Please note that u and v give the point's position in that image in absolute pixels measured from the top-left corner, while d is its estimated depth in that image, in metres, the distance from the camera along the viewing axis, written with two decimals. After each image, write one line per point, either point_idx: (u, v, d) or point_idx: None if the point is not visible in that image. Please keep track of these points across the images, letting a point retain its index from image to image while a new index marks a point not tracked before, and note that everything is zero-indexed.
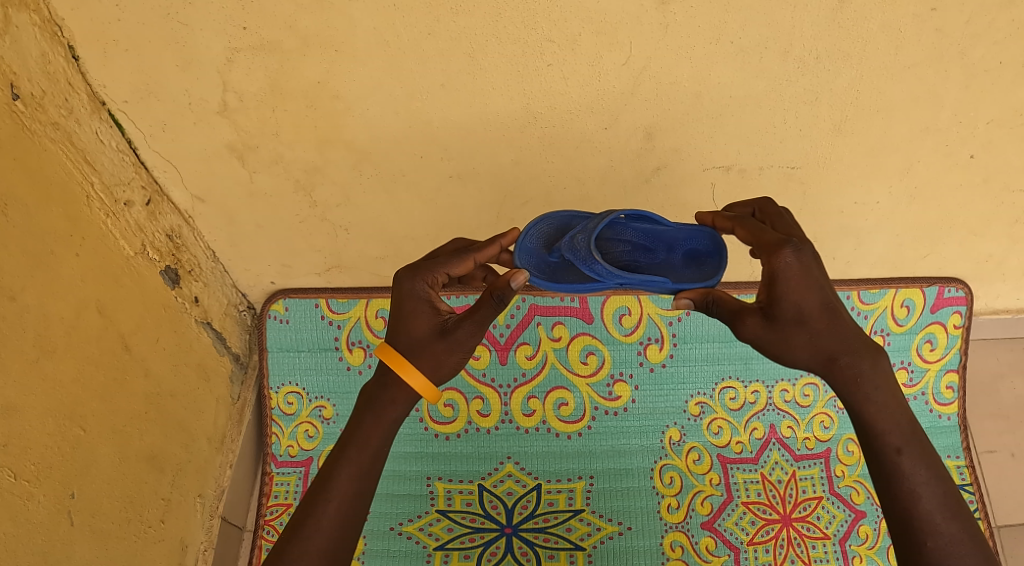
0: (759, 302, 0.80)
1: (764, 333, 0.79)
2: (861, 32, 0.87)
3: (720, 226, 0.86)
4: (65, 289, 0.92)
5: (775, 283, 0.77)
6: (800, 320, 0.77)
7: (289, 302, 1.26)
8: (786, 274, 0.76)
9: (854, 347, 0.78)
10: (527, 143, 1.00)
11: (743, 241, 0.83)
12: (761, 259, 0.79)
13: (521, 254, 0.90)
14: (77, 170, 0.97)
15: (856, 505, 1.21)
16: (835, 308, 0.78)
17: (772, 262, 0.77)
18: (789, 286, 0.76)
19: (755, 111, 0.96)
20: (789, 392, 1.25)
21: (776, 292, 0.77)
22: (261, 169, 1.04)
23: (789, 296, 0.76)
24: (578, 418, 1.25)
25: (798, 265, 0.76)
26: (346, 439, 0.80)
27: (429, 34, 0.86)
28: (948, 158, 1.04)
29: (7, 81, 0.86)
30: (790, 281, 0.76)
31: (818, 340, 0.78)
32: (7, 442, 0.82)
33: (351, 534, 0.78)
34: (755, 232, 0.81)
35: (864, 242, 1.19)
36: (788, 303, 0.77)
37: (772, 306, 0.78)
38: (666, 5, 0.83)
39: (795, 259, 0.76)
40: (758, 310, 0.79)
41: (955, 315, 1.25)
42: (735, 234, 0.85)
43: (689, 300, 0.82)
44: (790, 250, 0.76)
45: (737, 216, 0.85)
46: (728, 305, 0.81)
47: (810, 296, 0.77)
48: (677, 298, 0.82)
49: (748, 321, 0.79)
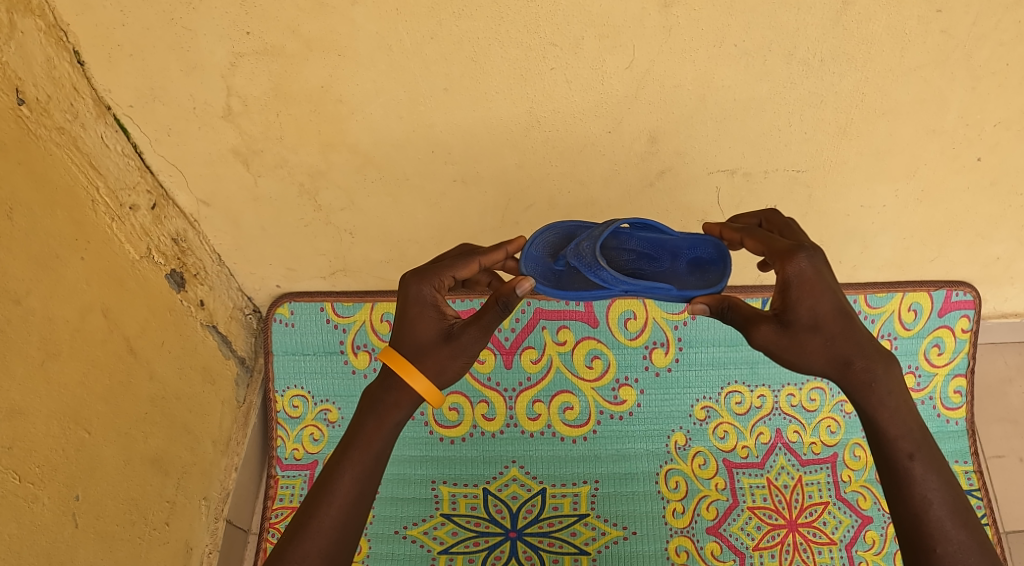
0: (773, 310, 0.79)
1: (778, 340, 0.78)
2: (866, 35, 0.86)
3: (729, 237, 0.87)
4: (70, 293, 0.93)
5: (788, 289, 0.77)
6: (814, 326, 0.77)
7: (294, 305, 1.26)
8: (799, 280, 0.76)
9: (868, 351, 0.77)
10: (531, 147, 1.00)
11: (753, 250, 0.84)
12: (773, 267, 0.79)
13: (527, 261, 0.90)
14: (83, 174, 0.97)
15: (863, 510, 1.20)
16: (848, 314, 0.78)
17: (785, 268, 0.77)
18: (801, 292, 0.76)
19: (759, 115, 0.95)
20: (795, 396, 1.24)
21: (790, 298, 0.77)
22: (265, 173, 1.04)
23: (803, 302, 0.77)
24: (583, 422, 1.25)
25: (812, 270, 0.76)
26: (346, 441, 0.80)
27: (431, 38, 0.86)
28: (955, 160, 1.03)
29: (14, 86, 0.87)
30: (804, 286, 0.76)
31: (834, 344, 0.77)
32: (11, 444, 0.83)
33: (351, 536, 0.78)
34: (765, 239, 0.82)
35: (870, 245, 1.18)
36: (803, 308, 0.77)
37: (787, 312, 0.78)
38: (668, 8, 0.83)
39: (809, 265, 0.77)
40: (773, 318, 0.79)
41: (964, 319, 1.24)
42: (744, 246, 0.86)
43: (704, 304, 0.81)
44: (803, 256, 0.77)
45: (745, 227, 0.86)
46: (743, 312, 0.80)
47: (824, 301, 0.77)
48: (693, 304, 0.80)
49: (762, 328, 0.78)
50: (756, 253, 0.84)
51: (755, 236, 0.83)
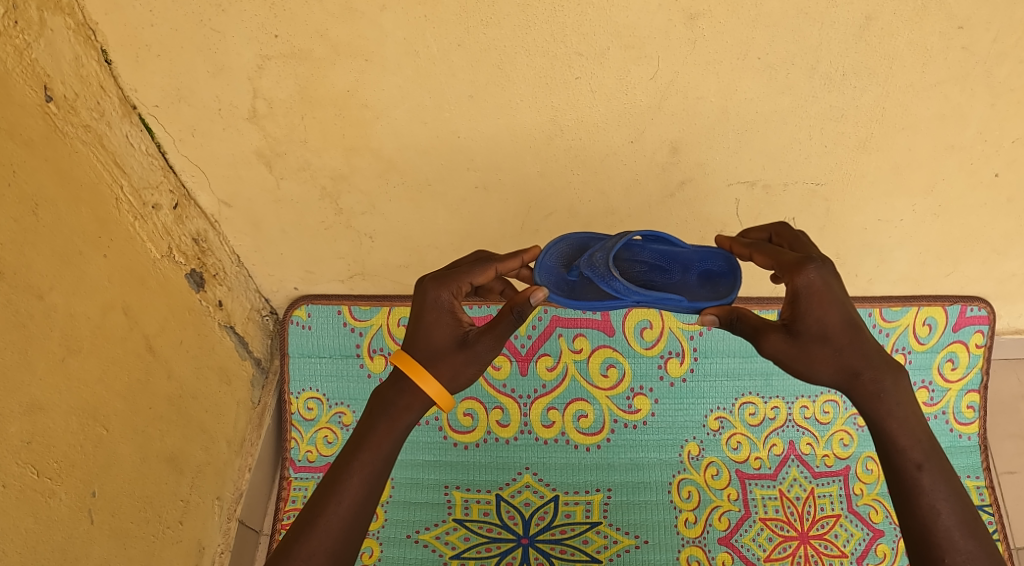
0: (782, 319, 0.79)
1: (787, 349, 0.78)
2: (888, 50, 0.87)
3: (738, 252, 0.87)
4: (92, 289, 0.93)
5: (798, 300, 0.77)
6: (824, 336, 0.77)
7: (311, 308, 1.27)
8: (809, 291, 0.76)
9: (876, 362, 0.77)
10: (553, 156, 1.01)
11: (762, 266, 0.83)
12: (782, 279, 0.79)
13: (541, 271, 0.90)
14: (107, 172, 0.98)
15: (874, 524, 1.20)
16: (858, 325, 0.78)
17: (795, 280, 0.77)
18: (811, 303, 0.77)
19: (780, 128, 0.96)
20: (809, 408, 1.25)
21: (799, 309, 0.77)
22: (288, 175, 1.04)
23: (812, 313, 0.77)
24: (597, 430, 1.25)
25: (820, 281, 0.76)
26: (355, 441, 0.80)
27: (459, 45, 0.87)
28: (972, 176, 1.03)
29: (40, 82, 0.88)
30: (813, 297, 0.76)
31: (842, 355, 0.78)
32: (31, 439, 0.83)
33: (357, 535, 0.79)
34: (774, 253, 0.81)
35: (886, 259, 1.19)
36: (812, 319, 0.77)
37: (796, 323, 0.78)
38: (694, 20, 0.84)
39: (818, 275, 0.77)
40: (782, 327, 0.79)
41: (978, 334, 1.24)
42: (753, 260, 0.85)
43: (713, 317, 0.82)
44: (813, 268, 0.77)
45: (754, 242, 0.85)
46: (751, 322, 0.81)
47: (833, 312, 0.77)
48: (702, 315, 0.82)
49: (771, 337, 0.78)
50: (765, 267, 0.84)
51: (763, 251, 0.83)
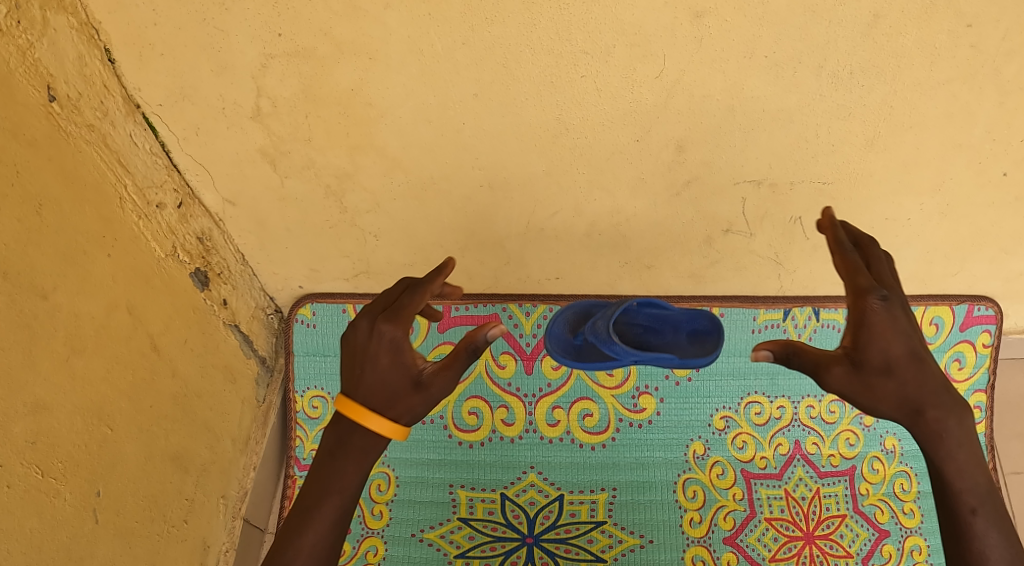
0: (844, 346, 0.79)
1: None
2: (896, 48, 0.86)
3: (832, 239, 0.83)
4: (97, 288, 0.93)
5: (860, 331, 0.77)
6: (889, 369, 0.77)
7: (316, 306, 1.26)
8: (871, 323, 0.76)
9: (882, 363, 0.77)
10: (559, 154, 1.00)
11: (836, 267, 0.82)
12: (850, 298, 0.78)
13: (549, 338, 0.93)
14: (111, 171, 0.98)
15: (880, 524, 1.21)
16: (925, 359, 0.78)
17: (863, 306, 0.77)
18: (874, 332, 0.76)
19: (786, 126, 0.95)
20: (816, 408, 1.24)
21: (861, 340, 0.77)
22: (292, 174, 1.04)
23: (875, 345, 0.77)
24: (601, 430, 1.25)
25: (886, 312, 0.76)
26: (326, 454, 0.77)
27: (463, 44, 0.87)
28: (980, 175, 1.02)
29: (43, 82, 0.88)
30: (876, 330, 0.76)
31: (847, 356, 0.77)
32: (36, 439, 0.83)
33: None
34: (852, 265, 0.80)
35: (893, 258, 1.17)
36: (875, 351, 0.77)
37: (857, 352, 0.78)
38: (700, 17, 0.83)
39: (882, 309, 0.76)
40: (844, 357, 0.79)
41: (985, 333, 1.24)
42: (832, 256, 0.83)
43: (769, 350, 0.81)
44: (877, 299, 0.76)
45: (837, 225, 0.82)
46: None
47: (896, 344, 0.77)
48: (757, 348, 0.81)
49: None
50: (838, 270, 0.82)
51: (844, 256, 0.81)
